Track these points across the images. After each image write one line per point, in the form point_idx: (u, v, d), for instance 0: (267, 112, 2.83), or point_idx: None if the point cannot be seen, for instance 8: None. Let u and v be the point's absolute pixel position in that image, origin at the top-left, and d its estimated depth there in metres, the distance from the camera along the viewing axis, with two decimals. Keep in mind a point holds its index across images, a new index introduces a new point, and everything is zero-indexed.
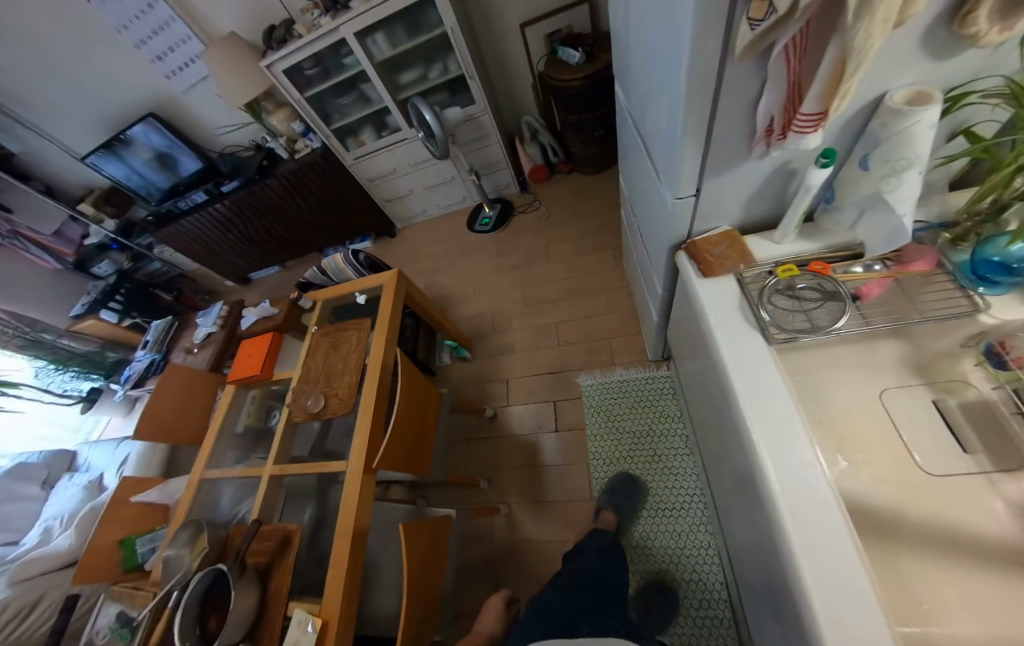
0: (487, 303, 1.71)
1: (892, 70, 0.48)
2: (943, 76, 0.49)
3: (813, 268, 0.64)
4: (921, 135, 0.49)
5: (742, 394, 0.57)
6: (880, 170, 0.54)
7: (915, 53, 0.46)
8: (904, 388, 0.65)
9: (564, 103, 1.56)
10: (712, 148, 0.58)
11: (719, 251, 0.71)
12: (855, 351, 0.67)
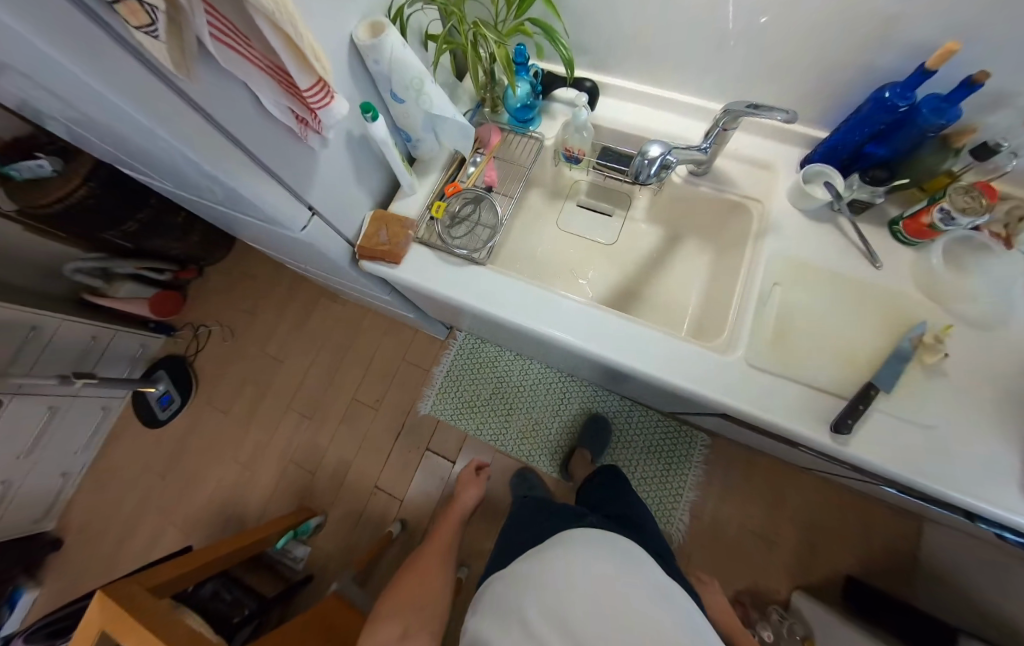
0: (271, 461, 1.29)
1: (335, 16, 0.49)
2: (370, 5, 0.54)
3: (452, 192, 0.70)
4: (405, 55, 0.54)
5: (499, 309, 0.63)
6: (412, 98, 0.59)
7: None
8: (560, 212, 0.88)
9: (97, 225, 1.07)
10: (269, 163, 0.50)
11: (385, 235, 0.68)
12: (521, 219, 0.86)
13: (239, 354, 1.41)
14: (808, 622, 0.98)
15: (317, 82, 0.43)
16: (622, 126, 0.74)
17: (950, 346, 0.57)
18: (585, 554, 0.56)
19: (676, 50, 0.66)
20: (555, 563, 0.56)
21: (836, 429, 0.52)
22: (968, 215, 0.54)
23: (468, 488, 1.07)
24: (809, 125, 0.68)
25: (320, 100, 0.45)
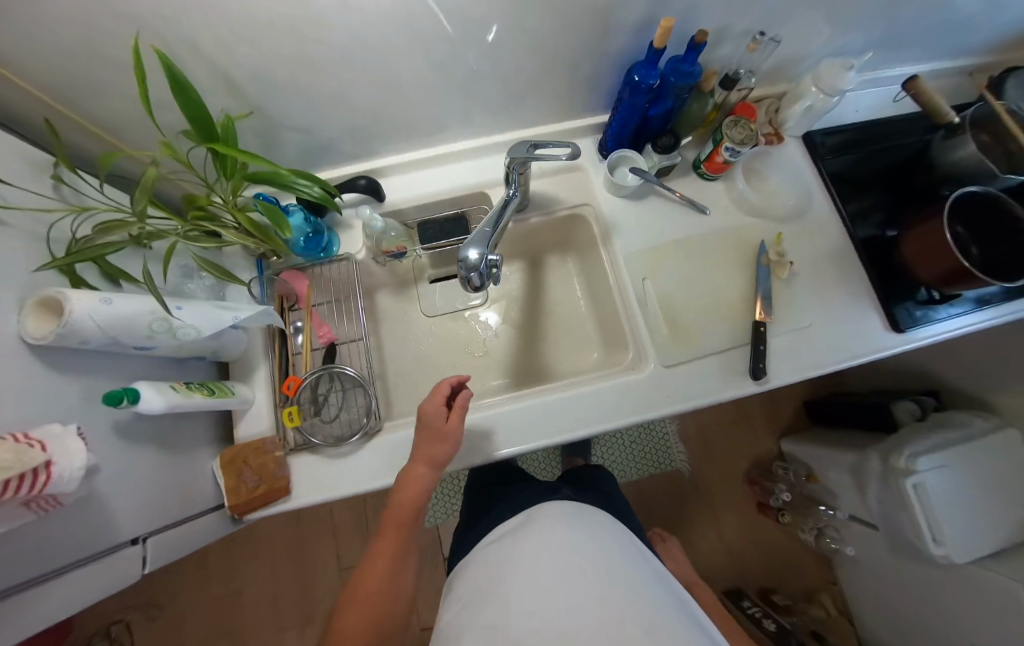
0: None
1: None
2: (33, 281, 0.38)
3: (292, 388, 0.57)
4: (118, 311, 0.40)
5: None
6: (167, 339, 0.47)
7: None
8: (418, 300, 0.79)
9: None
10: (55, 560, 0.35)
11: (253, 476, 0.54)
12: (386, 332, 0.77)
13: (180, 621, 1.13)
14: (804, 461, 1.15)
15: (11, 480, 0.27)
16: (422, 199, 0.68)
17: (788, 247, 0.65)
18: (580, 540, 0.46)
19: (428, 109, 0.60)
20: (541, 553, 0.44)
21: (755, 378, 0.57)
22: (748, 143, 0.59)
23: (434, 438, 0.49)
24: (586, 115, 0.68)
25: (37, 485, 0.29)
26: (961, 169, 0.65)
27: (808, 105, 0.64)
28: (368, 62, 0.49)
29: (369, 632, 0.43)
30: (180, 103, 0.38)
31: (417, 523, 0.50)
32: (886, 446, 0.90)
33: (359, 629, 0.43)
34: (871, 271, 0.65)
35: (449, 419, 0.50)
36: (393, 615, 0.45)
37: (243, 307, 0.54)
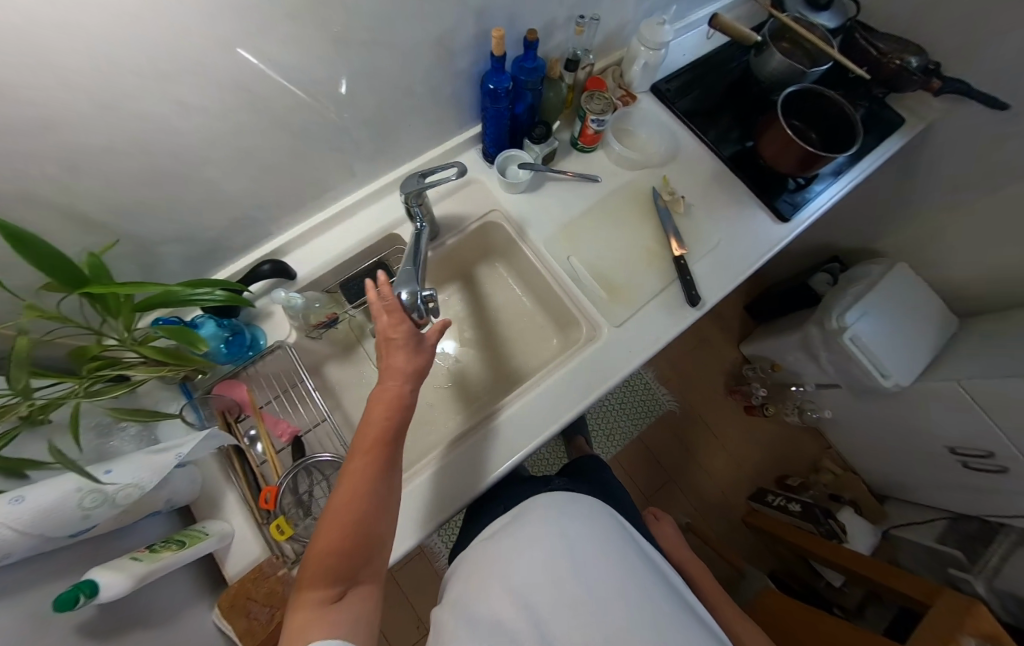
0: None
1: None
2: None
3: (272, 499, 0.53)
4: (36, 505, 0.35)
5: (436, 517, 0.53)
6: (107, 510, 0.41)
7: None
8: (369, 357, 0.76)
9: None
10: None
11: (261, 608, 0.48)
12: (349, 402, 0.73)
13: None
14: (764, 356, 1.26)
15: None
16: (334, 261, 0.66)
17: (675, 185, 0.72)
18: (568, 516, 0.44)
19: (306, 173, 0.58)
20: (524, 537, 0.40)
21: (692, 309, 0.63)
22: (608, 111, 0.64)
23: (409, 359, 0.47)
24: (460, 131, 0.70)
25: None
26: (778, 79, 0.74)
27: (644, 63, 0.72)
28: (227, 151, 0.47)
29: (350, 551, 0.38)
30: (25, 260, 0.33)
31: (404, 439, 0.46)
32: (818, 315, 1.02)
33: (335, 543, 0.37)
34: (746, 180, 0.74)
35: (424, 334, 0.50)
36: (372, 536, 0.39)
37: (184, 441, 0.49)
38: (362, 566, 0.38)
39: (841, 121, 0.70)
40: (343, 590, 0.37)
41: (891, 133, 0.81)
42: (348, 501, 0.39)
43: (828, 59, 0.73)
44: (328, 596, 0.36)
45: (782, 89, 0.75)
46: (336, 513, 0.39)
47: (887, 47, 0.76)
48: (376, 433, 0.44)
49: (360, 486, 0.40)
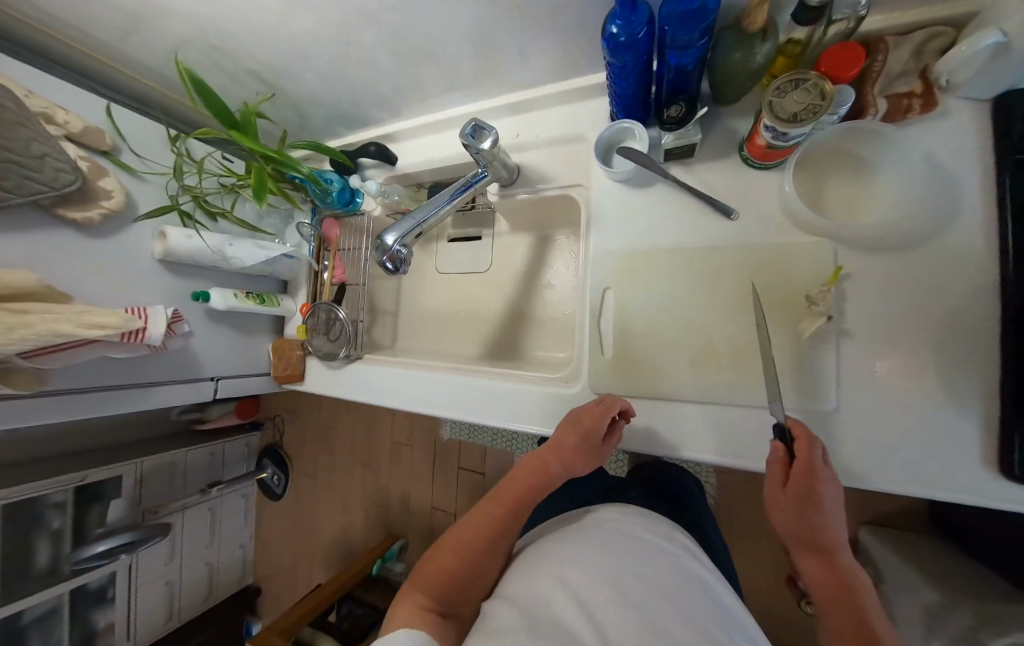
0: (343, 513, 1.47)
1: (128, 251, 0.62)
2: (154, 221, 0.65)
3: (308, 311, 0.80)
4: (187, 246, 0.64)
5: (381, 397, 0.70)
6: (226, 264, 0.70)
7: (115, 239, 0.60)
8: (436, 254, 0.84)
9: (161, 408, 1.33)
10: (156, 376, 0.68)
11: (285, 362, 0.79)
12: (407, 280, 0.88)
13: (301, 456, 1.58)
14: (876, 564, 0.88)
15: (126, 332, 0.55)
16: (429, 163, 0.70)
17: (846, 291, 0.43)
18: (628, 539, 0.39)
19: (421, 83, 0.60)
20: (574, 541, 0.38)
21: (789, 418, 0.40)
22: (803, 120, 0.38)
23: (574, 454, 0.47)
24: (590, 72, 0.54)
25: (138, 336, 0.58)
26: None
27: (997, 43, 0.34)
28: (340, 45, 0.54)
29: (466, 572, 0.41)
30: (208, 107, 0.52)
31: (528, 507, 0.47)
32: (1000, 612, 0.60)
33: (472, 530, 0.44)
34: (1013, 363, 0.37)
35: (610, 442, 0.48)
36: (488, 561, 0.43)
37: (274, 246, 0.76)
38: (476, 594, 0.41)
39: None
40: (455, 567, 0.41)
41: None
42: (492, 506, 0.47)
43: None
44: (481, 580, 0.42)
45: None
46: (499, 501, 0.47)
47: None
48: (550, 464, 0.48)
49: (504, 495, 0.47)
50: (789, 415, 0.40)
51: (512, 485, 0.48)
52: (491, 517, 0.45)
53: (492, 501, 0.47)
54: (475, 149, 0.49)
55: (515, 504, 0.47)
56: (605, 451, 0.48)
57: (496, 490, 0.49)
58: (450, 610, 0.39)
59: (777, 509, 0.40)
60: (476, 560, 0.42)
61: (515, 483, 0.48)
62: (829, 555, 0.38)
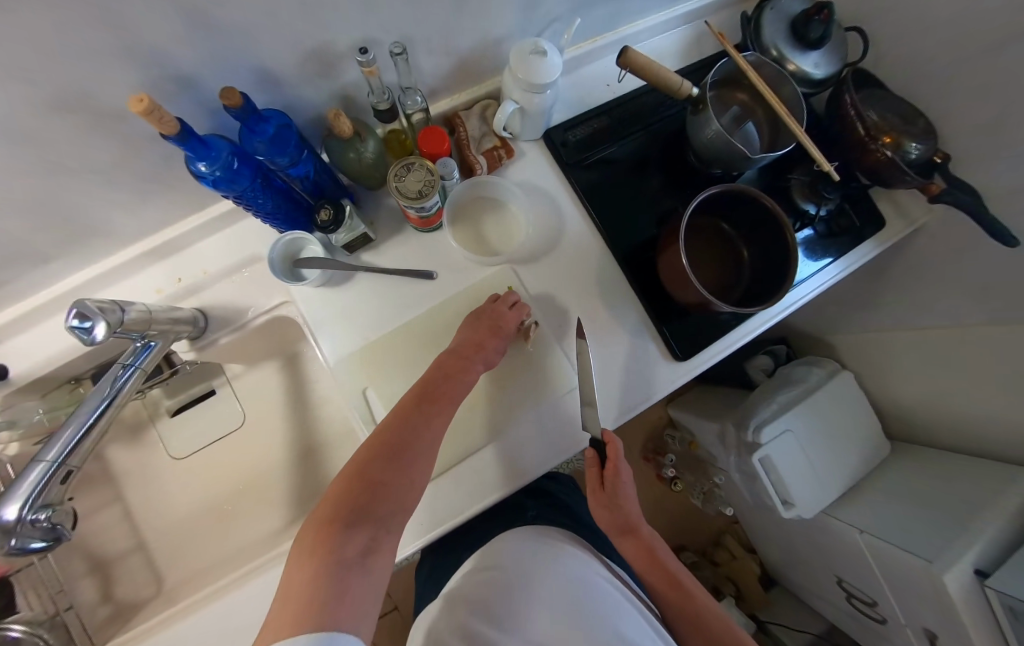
0: None
1: None
2: None
3: None
4: None
5: None
6: None
7: None
8: (161, 441, 0.64)
9: None
10: None
11: None
12: (132, 494, 0.62)
13: None
14: (686, 428, 1.17)
15: None
16: (68, 352, 0.50)
17: (539, 293, 0.53)
18: (522, 558, 0.42)
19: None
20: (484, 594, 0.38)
21: (602, 431, 0.48)
22: (428, 193, 0.43)
23: (487, 336, 0.46)
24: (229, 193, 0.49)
25: None
26: (713, 153, 0.53)
27: (516, 107, 0.48)
28: None
29: (383, 490, 0.32)
30: None
31: (455, 403, 0.42)
32: (739, 415, 0.91)
33: (372, 448, 0.36)
34: (639, 295, 0.54)
35: (508, 319, 0.47)
36: (410, 475, 0.35)
37: None
38: (393, 511, 0.32)
39: (777, 245, 0.48)
40: (352, 487, 0.32)
41: (863, 241, 0.63)
42: (405, 409, 0.39)
43: (790, 141, 0.54)
44: (396, 493, 0.33)
45: (718, 162, 0.53)
46: (410, 402, 0.40)
47: (877, 118, 0.55)
48: (466, 352, 0.45)
49: (418, 393, 0.41)
50: (602, 429, 0.46)
51: (425, 386, 0.42)
52: (400, 423, 0.38)
53: (399, 407, 0.40)
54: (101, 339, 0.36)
55: (435, 400, 0.41)
56: (512, 325, 0.47)
57: (409, 393, 0.42)
58: (376, 537, 0.30)
59: (595, 504, 0.49)
60: (385, 476, 0.33)
61: (429, 381, 0.43)
62: (636, 533, 0.47)
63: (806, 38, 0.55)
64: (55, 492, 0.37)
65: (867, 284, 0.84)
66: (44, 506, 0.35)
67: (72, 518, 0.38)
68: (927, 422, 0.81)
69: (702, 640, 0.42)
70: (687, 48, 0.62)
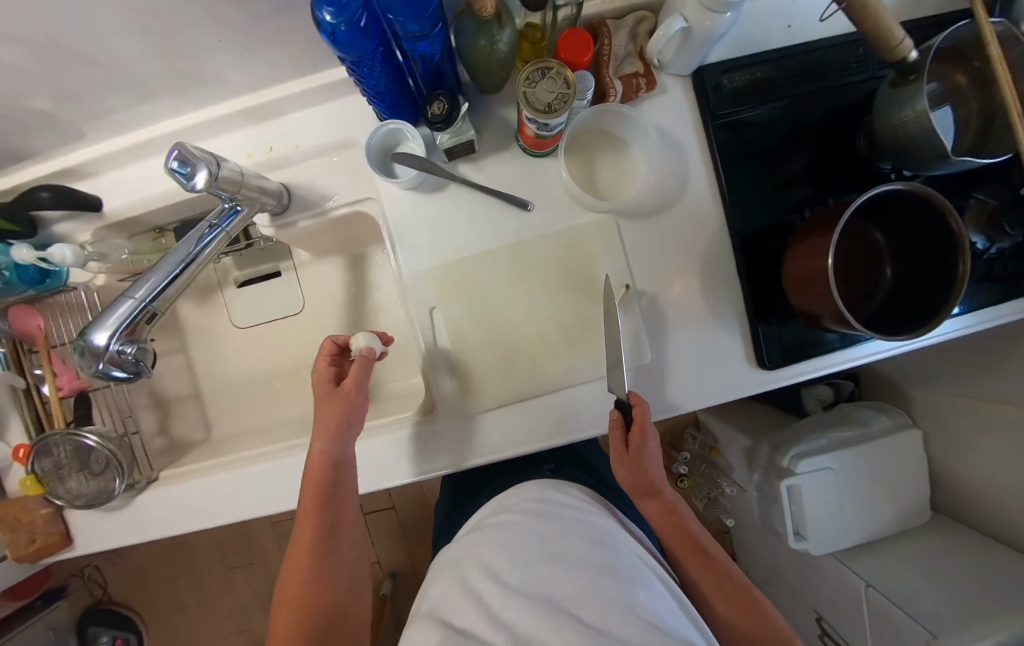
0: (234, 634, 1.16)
1: None
2: None
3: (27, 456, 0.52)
4: None
5: (198, 522, 0.51)
6: None
7: None
8: (226, 307, 0.66)
9: None
10: None
11: (25, 535, 0.52)
12: (196, 348, 0.67)
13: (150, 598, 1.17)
14: (711, 433, 1.13)
15: None
16: (159, 199, 0.51)
17: (636, 257, 0.48)
18: (525, 515, 0.40)
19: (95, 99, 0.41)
20: (484, 544, 0.37)
21: (630, 392, 0.44)
22: (557, 111, 0.37)
23: (328, 410, 0.43)
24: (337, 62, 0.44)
25: None
26: (899, 140, 0.43)
27: (682, 27, 0.40)
28: None
29: (321, 617, 0.37)
30: None
31: (345, 499, 0.43)
32: (780, 440, 0.86)
33: (304, 556, 0.40)
34: (744, 286, 0.48)
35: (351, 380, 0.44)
36: (329, 589, 0.39)
37: None
38: (339, 623, 0.38)
39: (937, 272, 0.40)
40: (279, 620, 0.37)
41: (1022, 295, 0.53)
42: (302, 514, 0.41)
43: (1004, 148, 0.43)
44: (328, 606, 0.38)
45: (900, 154, 0.44)
46: (299, 512, 0.42)
47: None
48: (314, 456, 0.43)
49: (301, 505, 0.42)
50: (629, 390, 0.43)
51: (313, 489, 0.42)
52: (305, 538, 0.40)
53: (296, 524, 0.42)
54: (200, 189, 0.34)
55: (319, 515, 0.41)
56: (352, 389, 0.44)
57: (307, 492, 0.42)
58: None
59: (619, 465, 0.46)
60: (291, 600, 0.38)
61: (310, 494, 0.42)
62: (657, 494, 0.47)
63: None
64: (138, 329, 0.37)
65: (990, 344, 0.72)
66: (130, 340, 0.36)
67: (150, 359, 0.39)
68: (987, 504, 0.74)
69: (726, 594, 0.41)
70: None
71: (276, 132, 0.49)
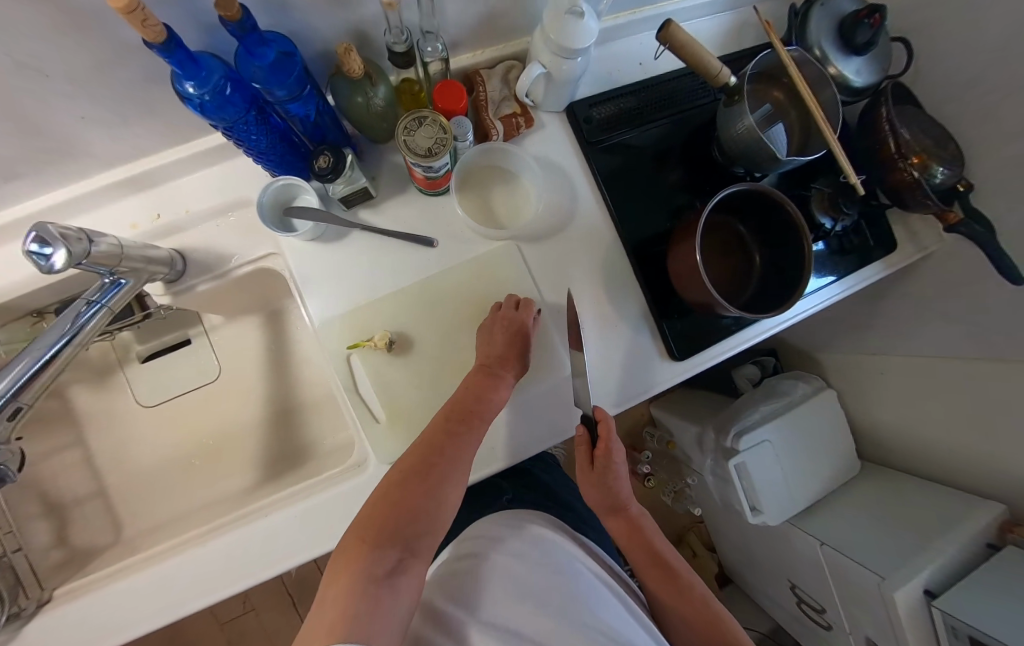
0: None
1: None
2: None
3: None
4: None
5: (102, 641, 0.44)
6: None
7: None
8: (129, 386, 0.61)
9: None
10: None
11: None
12: (95, 438, 0.60)
13: None
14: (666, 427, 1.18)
15: None
16: (31, 282, 0.47)
17: (543, 275, 0.51)
18: (490, 547, 0.38)
19: None
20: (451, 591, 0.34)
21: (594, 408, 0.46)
22: (439, 153, 0.40)
23: (508, 339, 0.44)
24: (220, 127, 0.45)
25: None
26: (739, 148, 0.50)
27: (542, 72, 0.45)
28: None
29: (416, 515, 0.32)
30: None
31: (482, 423, 0.40)
32: (722, 421, 0.92)
33: (417, 460, 0.36)
34: (644, 287, 0.52)
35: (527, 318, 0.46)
36: (440, 506, 0.34)
37: None
38: (418, 533, 0.31)
39: (790, 250, 0.46)
40: (394, 495, 0.32)
41: (869, 263, 0.62)
42: (459, 411, 0.40)
43: (819, 147, 0.52)
44: (429, 512, 0.33)
45: (743, 160, 0.51)
46: (452, 411, 0.40)
47: (909, 137, 0.53)
48: (491, 362, 0.44)
49: (457, 402, 0.41)
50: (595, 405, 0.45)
51: (471, 387, 0.42)
52: (444, 438, 0.38)
53: (433, 423, 0.40)
54: (64, 270, 0.32)
55: (474, 413, 0.40)
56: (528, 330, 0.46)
57: (456, 398, 0.42)
58: (404, 554, 0.29)
59: (585, 483, 0.48)
60: (404, 485, 0.33)
61: (468, 394, 0.42)
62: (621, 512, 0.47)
63: (852, 43, 0.52)
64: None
65: (864, 306, 0.84)
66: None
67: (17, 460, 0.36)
68: (898, 445, 0.83)
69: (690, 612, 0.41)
70: (724, 36, 0.59)
71: (162, 199, 0.47)
